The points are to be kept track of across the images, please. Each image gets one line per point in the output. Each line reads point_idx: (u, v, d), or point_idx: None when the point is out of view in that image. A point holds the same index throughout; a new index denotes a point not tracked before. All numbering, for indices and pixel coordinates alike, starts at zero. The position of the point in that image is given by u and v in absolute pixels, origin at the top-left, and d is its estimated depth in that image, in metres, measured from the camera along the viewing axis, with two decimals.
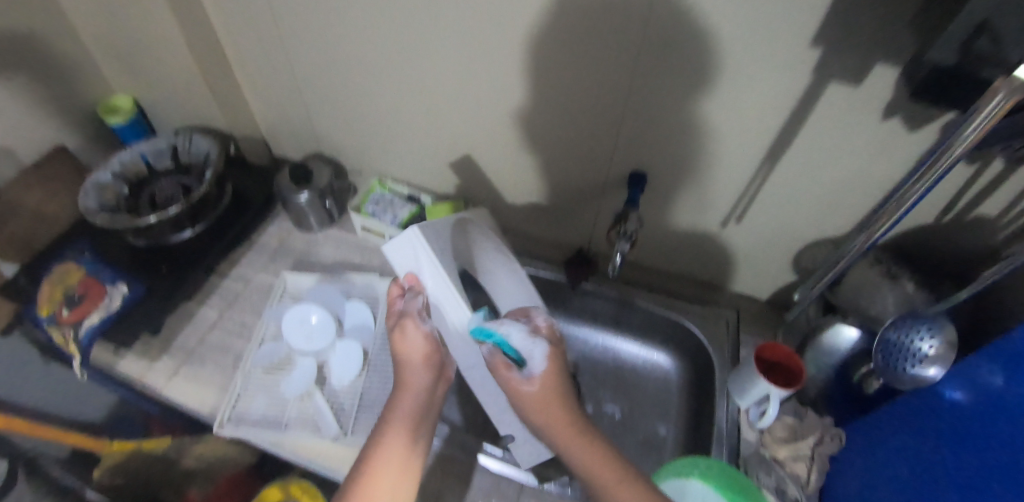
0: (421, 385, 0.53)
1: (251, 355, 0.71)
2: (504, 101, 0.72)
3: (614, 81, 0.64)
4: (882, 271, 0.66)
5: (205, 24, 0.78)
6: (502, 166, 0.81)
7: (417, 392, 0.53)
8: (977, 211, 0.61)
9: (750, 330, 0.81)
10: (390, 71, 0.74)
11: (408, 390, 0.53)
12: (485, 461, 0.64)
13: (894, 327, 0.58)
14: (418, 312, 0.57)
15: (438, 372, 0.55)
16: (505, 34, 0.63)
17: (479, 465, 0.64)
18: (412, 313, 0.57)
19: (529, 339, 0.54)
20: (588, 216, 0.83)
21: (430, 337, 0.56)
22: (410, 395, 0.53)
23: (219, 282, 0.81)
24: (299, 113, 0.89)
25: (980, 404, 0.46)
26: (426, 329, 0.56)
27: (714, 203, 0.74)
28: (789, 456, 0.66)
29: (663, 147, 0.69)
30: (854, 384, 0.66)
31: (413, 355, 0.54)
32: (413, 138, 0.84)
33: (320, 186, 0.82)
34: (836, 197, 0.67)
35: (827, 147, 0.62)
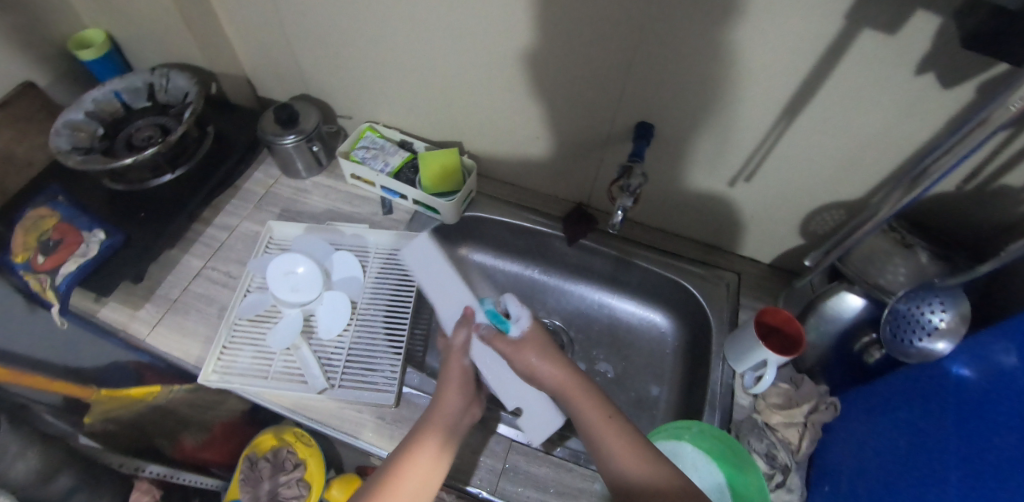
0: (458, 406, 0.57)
1: (235, 305, 0.68)
2: (502, 42, 0.66)
3: (624, 20, 0.58)
4: (896, 239, 0.63)
5: None
6: (500, 112, 0.76)
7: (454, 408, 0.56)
8: (1003, 180, 0.57)
9: (751, 294, 0.78)
10: (379, 6, 0.68)
11: (442, 413, 0.56)
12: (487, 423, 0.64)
13: (904, 299, 0.56)
14: (461, 347, 0.60)
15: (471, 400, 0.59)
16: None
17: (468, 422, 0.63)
18: (456, 347, 0.60)
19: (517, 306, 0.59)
20: (589, 169, 0.79)
21: (468, 370, 0.59)
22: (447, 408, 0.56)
23: (203, 230, 0.78)
24: (283, 51, 0.83)
25: (989, 382, 0.45)
26: (468, 363, 0.60)
27: (724, 159, 0.69)
28: (783, 422, 0.64)
29: (673, 97, 0.64)
30: (854, 354, 0.65)
31: (453, 381, 0.58)
32: (405, 80, 0.78)
33: (307, 130, 0.78)
34: (855, 157, 0.63)
35: (852, 100, 0.56)
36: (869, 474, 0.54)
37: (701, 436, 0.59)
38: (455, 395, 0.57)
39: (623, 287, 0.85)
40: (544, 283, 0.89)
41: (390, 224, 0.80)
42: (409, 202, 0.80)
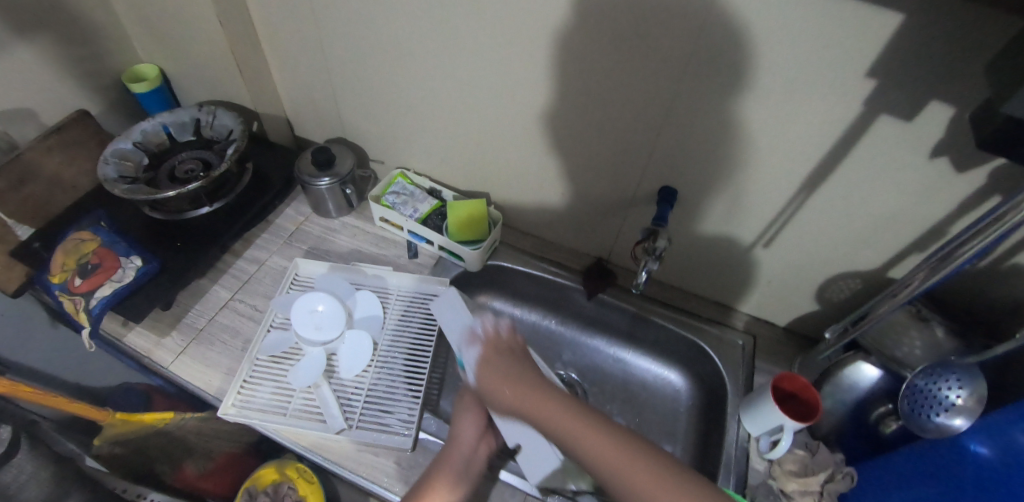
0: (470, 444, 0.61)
1: (258, 342, 0.70)
2: (537, 104, 0.70)
3: (657, 93, 0.62)
4: (912, 312, 0.65)
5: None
6: (529, 167, 0.80)
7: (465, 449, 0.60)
8: (1016, 260, 0.59)
9: (766, 358, 0.79)
10: (423, 62, 0.73)
11: (456, 445, 0.60)
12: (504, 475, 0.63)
13: (922, 374, 0.57)
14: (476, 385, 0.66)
15: (483, 430, 0.63)
16: (546, 35, 0.61)
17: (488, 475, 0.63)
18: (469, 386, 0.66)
19: (467, 346, 0.65)
20: (611, 226, 0.82)
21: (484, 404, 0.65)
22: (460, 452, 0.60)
23: (233, 262, 0.80)
24: (325, 95, 0.87)
25: (1003, 463, 0.46)
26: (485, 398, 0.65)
27: (743, 225, 0.72)
28: (799, 491, 0.64)
29: (697, 164, 0.67)
30: (871, 424, 0.65)
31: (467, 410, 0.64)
32: (440, 132, 0.82)
33: (343, 173, 0.81)
34: (871, 232, 0.65)
35: (869, 180, 0.59)
36: None
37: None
38: (467, 428, 0.62)
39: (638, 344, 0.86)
40: (560, 334, 0.90)
41: (414, 268, 0.82)
42: (434, 247, 0.82)
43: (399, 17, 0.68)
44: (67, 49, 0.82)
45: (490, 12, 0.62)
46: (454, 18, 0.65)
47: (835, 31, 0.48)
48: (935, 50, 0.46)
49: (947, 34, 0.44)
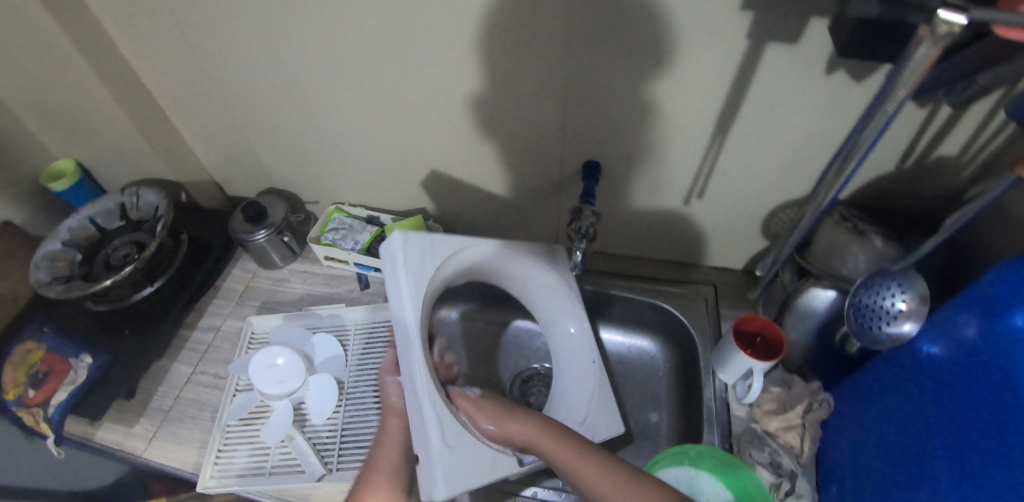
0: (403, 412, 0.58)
1: (225, 408, 0.69)
2: (443, 109, 0.69)
3: (548, 73, 0.61)
4: (849, 228, 0.62)
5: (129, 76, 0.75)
6: (456, 173, 0.79)
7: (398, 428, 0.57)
8: (937, 153, 0.58)
9: (731, 304, 0.79)
10: (323, 94, 0.72)
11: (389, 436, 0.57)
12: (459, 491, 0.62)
13: (861, 287, 0.57)
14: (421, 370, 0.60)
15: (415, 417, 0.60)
16: (427, 40, 0.61)
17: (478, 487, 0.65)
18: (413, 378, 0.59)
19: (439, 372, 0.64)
20: (551, 212, 0.81)
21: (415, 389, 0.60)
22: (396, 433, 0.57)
23: (189, 335, 0.79)
24: (242, 149, 0.86)
25: (953, 359, 0.46)
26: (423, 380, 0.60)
27: (673, 181, 0.72)
28: (782, 428, 0.65)
29: (610, 132, 0.67)
30: (836, 346, 0.66)
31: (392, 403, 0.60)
32: (361, 159, 0.82)
33: (276, 222, 0.81)
34: (793, 160, 0.65)
35: (774, 111, 0.59)
36: (871, 469, 0.54)
37: (701, 456, 0.59)
38: (392, 422, 0.59)
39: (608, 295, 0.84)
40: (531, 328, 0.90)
41: (368, 299, 0.82)
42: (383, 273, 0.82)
43: (285, 55, 0.67)
44: None
45: (368, 29, 0.61)
46: (337, 44, 0.64)
47: None
48: None
49: None
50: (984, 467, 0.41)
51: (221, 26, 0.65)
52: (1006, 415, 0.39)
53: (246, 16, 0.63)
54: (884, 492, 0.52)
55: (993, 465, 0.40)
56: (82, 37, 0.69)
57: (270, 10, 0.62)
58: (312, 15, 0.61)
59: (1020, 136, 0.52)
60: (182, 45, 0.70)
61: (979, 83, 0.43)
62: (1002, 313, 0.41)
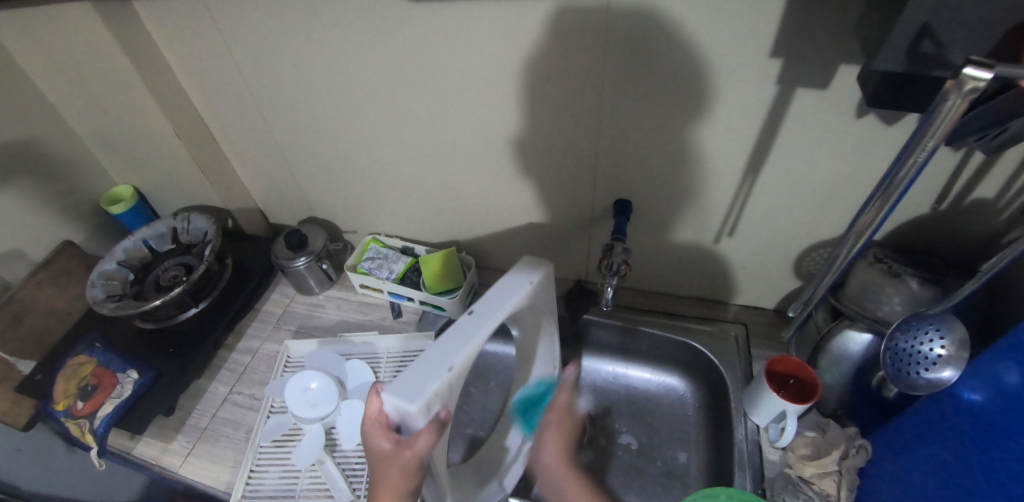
0: (402, 459, 0.44)
1: (259, 429, 0.70)
2: (482, 146, 0.72)
3: (585, 113, 0.64)
4: (883, 269, 0.62)
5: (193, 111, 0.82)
6: (489, 207, 0.82)
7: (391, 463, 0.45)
8: (973, 195, 0.59)
9: (760, 344, 0.79)
10: (368, 131, 0.76)
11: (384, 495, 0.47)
12: None
13: (898, 331, 0.57)
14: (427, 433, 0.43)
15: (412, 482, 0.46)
16: (469, 83, 0.65)
17: None
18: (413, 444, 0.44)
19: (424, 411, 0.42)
20: (581, 246, 0.83)
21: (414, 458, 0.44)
22: (391, 475, 0.46)
23: (228, 356, 0.81)
24: (287, 179, 0.91)
25: (995, 405, 0.45)
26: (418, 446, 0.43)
27: (703, 219, 0.73)
28: (818, 474, 0.64)
29: (642, 172, 0.69)
30: (873, 390, 0.64)
31: (387, 465, 0.45)
32: (399, 192, 0.85)
33: (316, 250, 0.85)
34: (824, 203, 0.66)
35: (805, 154, 0.61)
36: None
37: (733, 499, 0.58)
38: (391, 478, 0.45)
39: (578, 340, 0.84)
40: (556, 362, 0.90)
41: (399, 327, 0.83)
42: (415, 303, 0.84)
43: (334, 95, 0.72)
44: (47, 189, 0.88)
45: (414, 73, 0.66)
46: (384, 85, 0.69)
47: (725, 25, 0.51)
48: (819, 26, 0.49)
49: (821, 10, 0.47)
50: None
51: (278, 67, 0.71)
52: None
53: (302, 59, 0.68)
54: None
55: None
56: (156, 76, 0.76)
57: (325, 54, 0.67)
58: (363, 59, 0.66)
59: None
60: (240, 83, 0.75)
61: (1010, 129, 0.44)
62: None
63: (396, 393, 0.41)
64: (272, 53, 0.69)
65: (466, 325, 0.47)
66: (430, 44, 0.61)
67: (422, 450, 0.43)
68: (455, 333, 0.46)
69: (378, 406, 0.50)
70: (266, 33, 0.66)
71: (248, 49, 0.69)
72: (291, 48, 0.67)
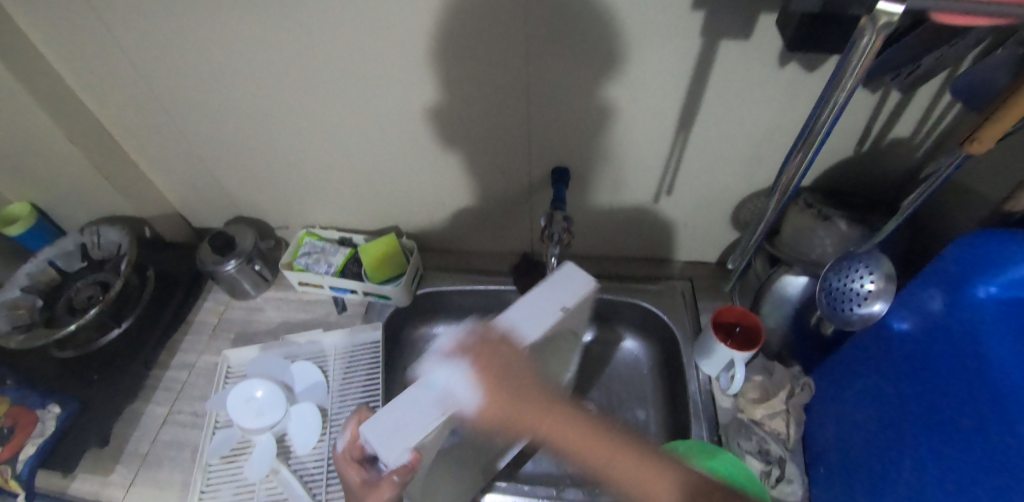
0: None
1: (205, 447, 0.66)
2: (408, 123, 0.68)
3: (510, 80, 0.61)
4: (814, 214, 0.63)
5: (84, 113, 0.73)
6: (424, 187, 0.78)
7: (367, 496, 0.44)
8: (892, 134, 0.60)
9: (707, 297, 0.80)
10: (288, 117, 0.70)
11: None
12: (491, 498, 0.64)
13: (830, 271, 0.58)
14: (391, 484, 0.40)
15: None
16: (391, 53, 0.60)
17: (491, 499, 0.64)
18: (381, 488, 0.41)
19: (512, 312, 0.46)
20: (524, 218, 0.81)
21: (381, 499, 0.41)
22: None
23: (163, 374, 0.76)
24: (205, 177, 0.84)
25: (923, 331, 0.50)
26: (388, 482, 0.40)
27: (640, 180, 0.72)
28: (767, 414, 0.66)
29: (576, 138, 0.67)
30: (811, 328, 0.66)
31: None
32: (327, 181, 0.80)
33: (246, 250, 0.80)
34: (755, 153, 0.66)
35: (734, 105, 0.60)
36: (855, 450, 0.56)
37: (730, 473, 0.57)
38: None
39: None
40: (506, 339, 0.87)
41: (345, 322, 0.80)
42: (359, 295, 0.80)
43: (243, 78, 0.65)
44: None
45: (327, 47, 0.60)
46: (297, 65, 0.63)
47: None
48: None
49: None
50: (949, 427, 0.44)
51: (173, 53, 0.63)
52: (968, 367, 0.44)
53: (201, 42, 0.61)
54: (863, 466, 0.54)
55: (968, 427, 0.42)
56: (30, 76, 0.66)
57: (225, 35, 0.60)
58: (268, 36, 0.59)
59: (968, 113, 0.55)
60: (132, 74, 0.67)
61: (923, 66, 0.46)
62: (964, 279, 0.46)
63: (373, 437, 0.36)
64: (164, 37, 0.61)
65: (467, 355, 0.42)
66: (337, 19, 0.56)
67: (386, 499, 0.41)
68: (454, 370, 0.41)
69: (352, 436, 0.49)
70: (148, 18, 0.59)
71: (132, 38, 0.62)
72: (181, 34, 0.60)
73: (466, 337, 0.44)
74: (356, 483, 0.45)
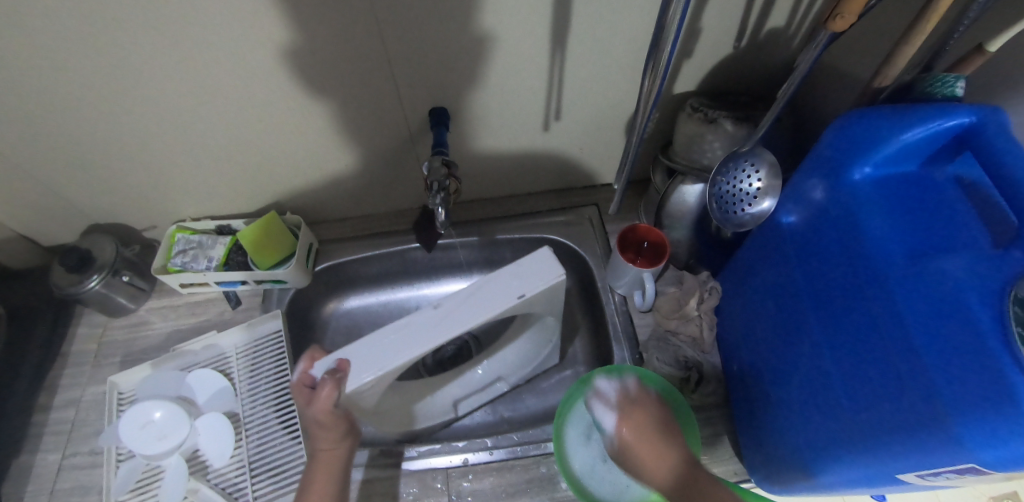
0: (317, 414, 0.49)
1: (109, 486, 0.60)
2: (251, 83, 0.58)
3: (352, 19, 0.52)
4: (701, 118, 0.60)
5: None
6: (294, 154, 0.70)
7: (331, 427, 0.52)
8: (769, 25, 0.57)
9: (616, 219, 0.79)
10: (106, 100, 0.58)
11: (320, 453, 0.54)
12: (417, 464, 0.61)
13: (719, 174, 0.56)
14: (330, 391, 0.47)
15: (342, 437, 0.54)
16: (204, 4, 0.49)
17: (416, 461, 0.61)
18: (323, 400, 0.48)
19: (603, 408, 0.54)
20: (414, 169, 0.74)
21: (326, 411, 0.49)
22: (326, 435, 0.53)
23: (46, 419, 0.67)
24: (30, 190, 0.69)
25: (809, 222, 0.50)
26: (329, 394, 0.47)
27: (526, 109, 0.67)
28: (681, 324, 0.67)
29: (445, 74, 0.60)
30: (714, 235, 0.67)
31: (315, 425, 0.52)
32: (179, 167, 0.70)
33: (109, 261, 0.70)
34: (637, 61, 0.62)
35: (606, 12, 0.55)
36: (759, 342, 0.58)
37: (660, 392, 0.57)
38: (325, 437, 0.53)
39: (438, 276, 0.82)
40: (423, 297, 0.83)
41: (243, 317, 0.74)
42: (252, 285, 0.73)
43: (28, 60, 0.52)
44: None
45: (122, 5, 0.48)
46: (91, 33, 0.50)
47: None
48: None
49: None
50: (846, 315, 0.45)
51: None
52: (857, 253, 0.44)
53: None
54: (769, 360, 0.56)
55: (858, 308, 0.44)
56: None
57: None
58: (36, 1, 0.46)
59: None
60: None
61: None
62: (844, 164, 0.45)
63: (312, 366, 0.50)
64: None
65: (427, 324, 0.49)
66: None
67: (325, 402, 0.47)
68: (413, 330, 0.49)
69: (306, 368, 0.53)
70: None
71: None
72: None
73: (429, 309, 0.50)
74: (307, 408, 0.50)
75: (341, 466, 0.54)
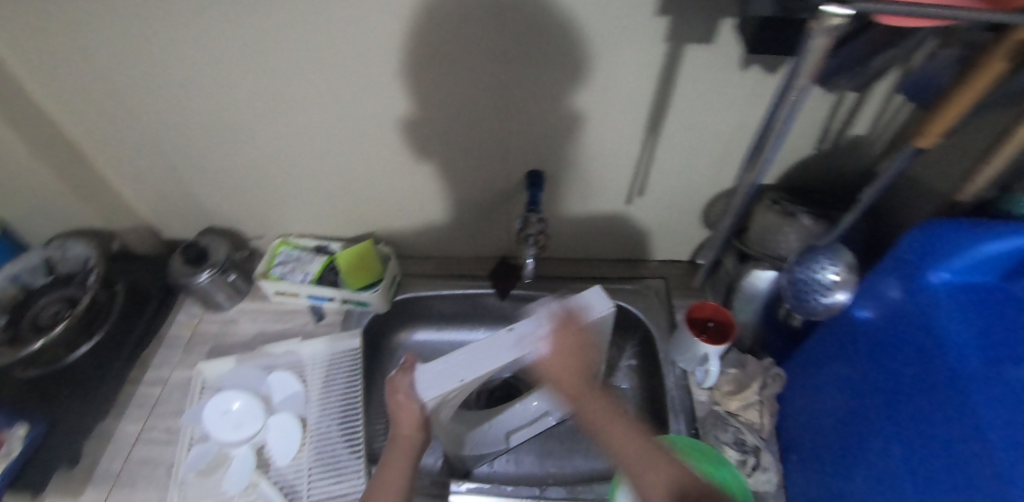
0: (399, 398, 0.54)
1: (181, 464, 0.64)
2: (385, 128, 0.68)
3: (483, 87, 0.62)
4: (780, 210, 0.66)
5: (54, 127, 0.70)
6: (400, 192, 0.78)
7: (410, 409, 0.54)
8: (851, 133, 0.63)
9: (681, 295, 0.82)
10: (265, 125, 0.69)
11: (395, 444, 0.55)
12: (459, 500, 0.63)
13: (795, 264, 0.61)
14: (407, 385, 0.54)
15: (421, 424, 0.55)
16: (371, 61, 0.60)
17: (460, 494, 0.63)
18: (402, 388, 0.54)
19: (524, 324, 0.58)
20: (501, 221, 0.81)
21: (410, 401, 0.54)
22: (406, 417, 0.54)
23: (134, 391, 0.74)
24: (177, 190, 0.81)
25: (884, 320, 0.51)
26: (409, 389, 0.54)
27: (614, 182, 0.74)
28: (742, 407, 0.67)
29: (550, 142, 0.68)
30: (781, 321, 0.69)
31: (398, 413, 0.55)
32: (300, 189, 0.79)
33: (220, 261, 0.78)
34: (723, 153, 0.68)
35: (701, 107, 0.62)
36: (823, 432, 0.58)
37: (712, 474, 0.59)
38: (404, 422, 0.54)
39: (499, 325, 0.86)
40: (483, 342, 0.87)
41: (324, 331, 0.80)
42: (338, 302, 0.80)
43: (217, 84, 0.64)
44: None
45: (309, 53, 0.59)
46: (277, 72, 0.62)
47: None
48: None
49: None
50: (917, 415, 0.45)
51: (143, 58, 0.61)
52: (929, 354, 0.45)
53: (176, 49, 0.60)
54: (835, 457, 0.55)
55: (933, 410, 0.43)
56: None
57: (203, 39, 0.58)
58: (243, 40, 0.58)
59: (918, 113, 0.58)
60: (101, 84, 0.64)
61: (872, 67, 0.49)
62: (918, 266, 0.47)
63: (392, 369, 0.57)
64: (134, 39, 0.59)
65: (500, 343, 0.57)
66: (313, 23, 0.56)
67: (405, 387, 0.54)
68: (489, 349, 0.56)
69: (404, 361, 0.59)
70: (118, 28, 0.57)
71: (105, 50, 0.60)
72: (154, 43, 0.59)
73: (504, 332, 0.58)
74: (395, 399, 0.55)
75: (414, 455, 0.54)
